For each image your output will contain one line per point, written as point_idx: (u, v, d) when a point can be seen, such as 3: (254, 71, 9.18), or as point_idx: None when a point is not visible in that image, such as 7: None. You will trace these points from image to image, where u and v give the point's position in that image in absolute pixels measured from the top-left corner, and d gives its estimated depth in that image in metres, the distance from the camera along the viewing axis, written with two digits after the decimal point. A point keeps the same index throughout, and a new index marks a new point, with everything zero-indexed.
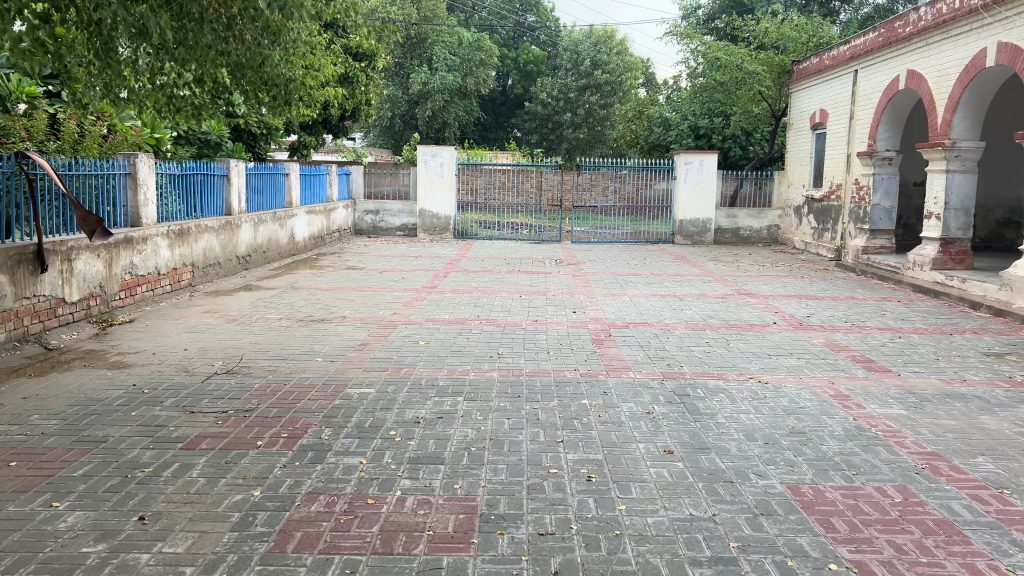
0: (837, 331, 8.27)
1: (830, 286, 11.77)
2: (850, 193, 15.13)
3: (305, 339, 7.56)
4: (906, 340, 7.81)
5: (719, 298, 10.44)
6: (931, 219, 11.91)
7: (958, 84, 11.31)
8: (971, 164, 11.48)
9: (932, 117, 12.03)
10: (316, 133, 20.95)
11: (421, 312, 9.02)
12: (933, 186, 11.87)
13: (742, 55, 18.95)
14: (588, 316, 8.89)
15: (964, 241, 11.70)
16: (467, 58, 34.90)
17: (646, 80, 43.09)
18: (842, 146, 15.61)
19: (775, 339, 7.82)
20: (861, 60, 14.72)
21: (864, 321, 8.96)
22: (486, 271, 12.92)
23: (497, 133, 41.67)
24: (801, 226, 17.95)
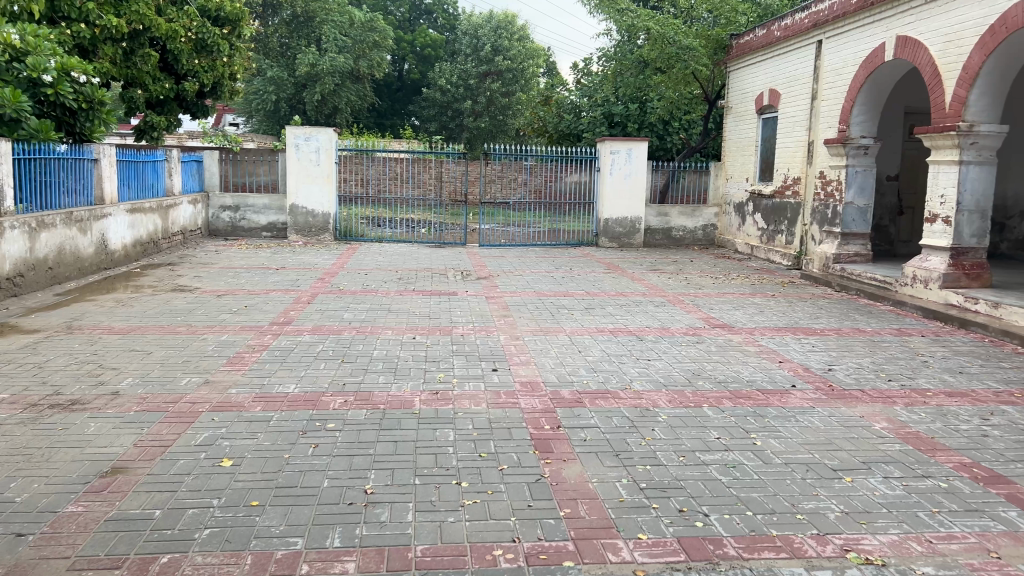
0: (893, 404, 5.43)
1: (818, 311, 9.07)
2: (812, 189, 12.59)
3: (6, 460, 4.10)
4: (1009, 424, 5.01)
5: (690, 337, 7.49)
6: (935, 223, 9.37)
7: (977, 51, 8.70)
8: (988, 154, 8.98)
9: (936, 94, 9.44)
10: (171, 113, 15.12)
11: (249, 381, 5.64)
12: (938, 181, 9.33)
13: (674, 27, 16.10)
14: (517, 382, 5.74)
15: (980, 251, 9.19)
16: (359, 39, 31.12)
17: (550, 67, 40.40)
18: (799, 131, 13.06)
19: (816, 428, 4.90)
20: (827, 28, 12.15)
21: (912, 379, 6.16)
22: (368, 292, 9.61)
23: (394, 120, 37.98)
24: (745, 226, 15.42)
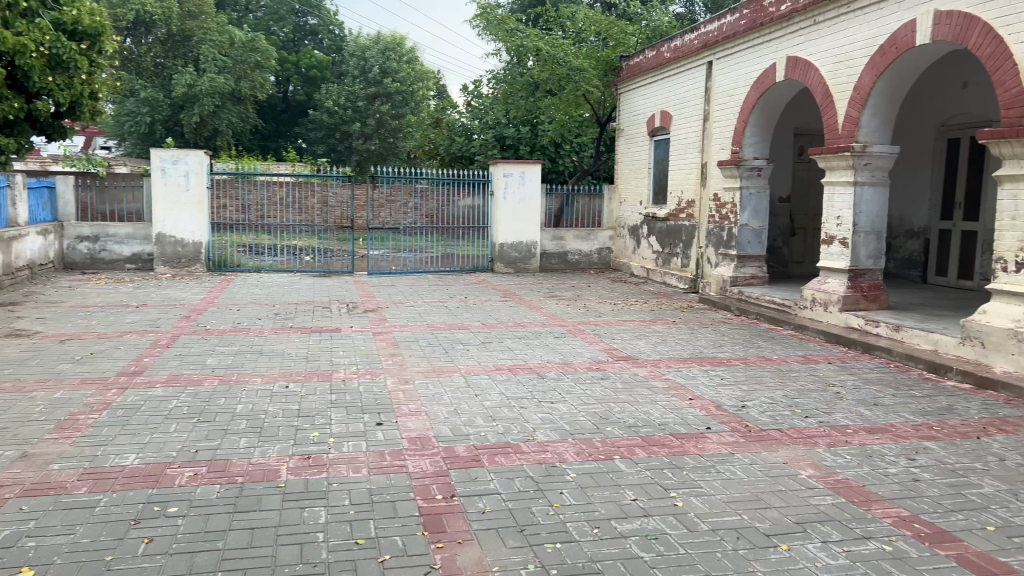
0: (815, 446, 5.01)
1: (721, 338, 8.75)
2: (707, 212, 12.44)
3: None
4: (936, 465, 4.66)
5: (595, 373, 6.94)
6: (832, 245, 9.26)
7: (868, 72, 8.62)
8: (882, 175, 8.93)
9: (828, 115, 9.35)
10: (21, 136, 12.21)
11: (78, 453, 4.66)
12: (833, 203, 9.24)
13: (565, 48, 15.80)
14: (405, 438, 4.99)
15: (876, 273, 9.11)
16: (241, 59, 29.57)
17: (440, 90, 39.84)
18: (692, 153, 12.91)
19: (739, 480, 4.39)
20: (717, 49, 12.07)
21: (828, 413, 5.79)
22: (240, 331, 8.62)
23: (279, 142, 36.44)
24: (640, 249, 15.21)
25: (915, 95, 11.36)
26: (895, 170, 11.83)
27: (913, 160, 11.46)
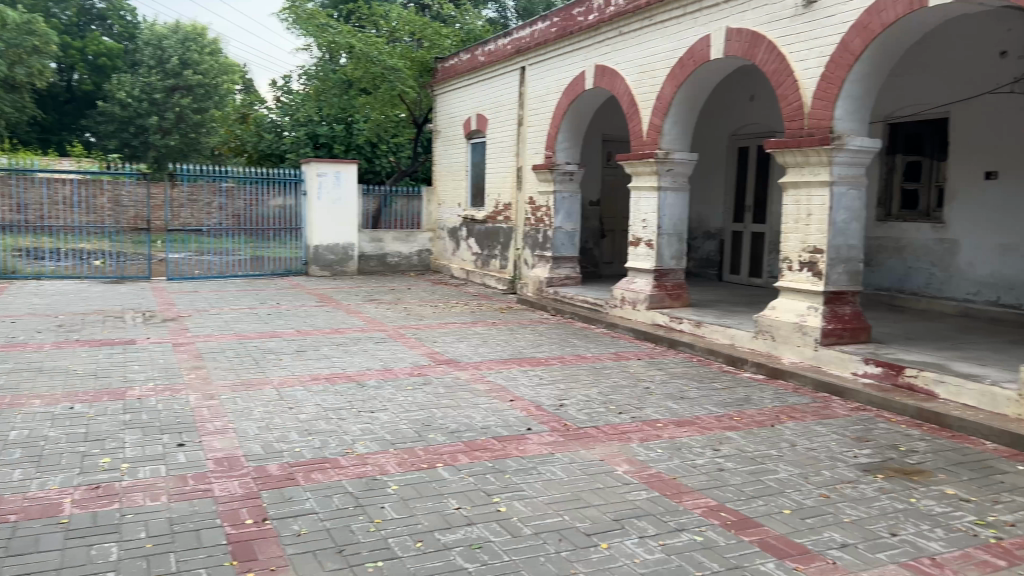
0: (630, 442, 5.17)
1: (539, 338, 8.91)
2: (522, 214, 12.66)
3: None
4: (738, 454, 4.96)
5: (415, 379, 6.81)
6: (639, 246, 9.71)
7: (669, 82, 9.10)
8: (683, 180, 9.47)
9: (633, 123, 9.79)
10: None
11: None
12: (640, 206, 9.69)
13: (378, 46, 15.53)
14: (210, 459, 4.62)
15: (679, 273, 9.65)
16: (14, 42, 26.48)
17: (247, 84, 37.92)
18: (508, 156, 13.11)
19: (560, 480, 4.43)
20: (529, 55, 12.32)
21: (641, 409, 6.02)
22: (16, 347, 7.67)
23: (62, 136, 33.16)
24: (459, 251, 15.25)
25: (711, 106, 12.18)
26: (694, 174, 12.64)
27: (709, 166, 12.31)
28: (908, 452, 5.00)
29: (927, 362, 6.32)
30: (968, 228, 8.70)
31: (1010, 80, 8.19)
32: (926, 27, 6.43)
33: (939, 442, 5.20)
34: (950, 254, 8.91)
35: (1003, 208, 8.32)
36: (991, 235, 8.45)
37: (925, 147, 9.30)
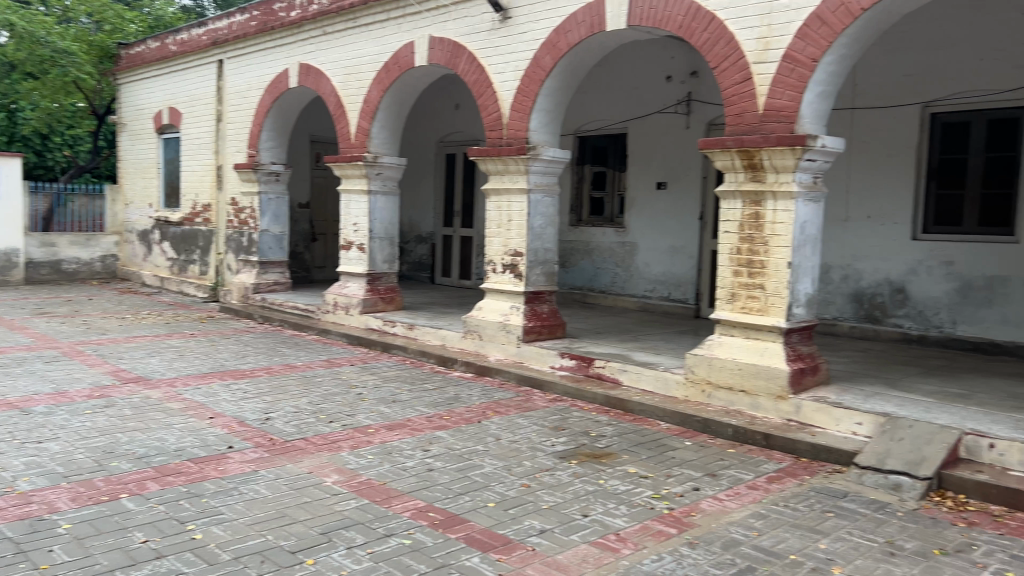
0: (339, 451, 5.06)
1: (244, 349, 8.42)
2: (225, 217, 11.90)
3: None
4: (446, 453, 5.06)
5: (96, 401, 6.08)
6: (350, 250, 9.59)
7: (375, 86, 9.08)
8: (391, 184, 9.52)
9: (340, 125, 9.64)
10: None
11: None
12: (349, 209, 9.58)
13: (45, 26, 13.71)
14: None
15: (390, 276, 9.68)
16: None
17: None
18: (206, 154, 12.26)
19: (263, 499, 4.20)
20: (227, 48, 11.63)
21: (351, 415, 5.92)
22: None
23: None
24: (152, 256, 13.97)
25: (418, 113, 12.44)
26: (403, 180, 12.82)
27: (417, 171, 12.53)
28: (598, 437, 5.46)
29: (613, 353, 6.96)
30: (644, 232, 9.75)
31: (674, 102, 9.31)
32: (604, 50, 7.08)
33: (624, 426, 5.74)
34: (631, 255, 9.92)
35: (671, 215, 9.44)
36: (663, 238, 9.55)
37: (608, 159, 10.26)
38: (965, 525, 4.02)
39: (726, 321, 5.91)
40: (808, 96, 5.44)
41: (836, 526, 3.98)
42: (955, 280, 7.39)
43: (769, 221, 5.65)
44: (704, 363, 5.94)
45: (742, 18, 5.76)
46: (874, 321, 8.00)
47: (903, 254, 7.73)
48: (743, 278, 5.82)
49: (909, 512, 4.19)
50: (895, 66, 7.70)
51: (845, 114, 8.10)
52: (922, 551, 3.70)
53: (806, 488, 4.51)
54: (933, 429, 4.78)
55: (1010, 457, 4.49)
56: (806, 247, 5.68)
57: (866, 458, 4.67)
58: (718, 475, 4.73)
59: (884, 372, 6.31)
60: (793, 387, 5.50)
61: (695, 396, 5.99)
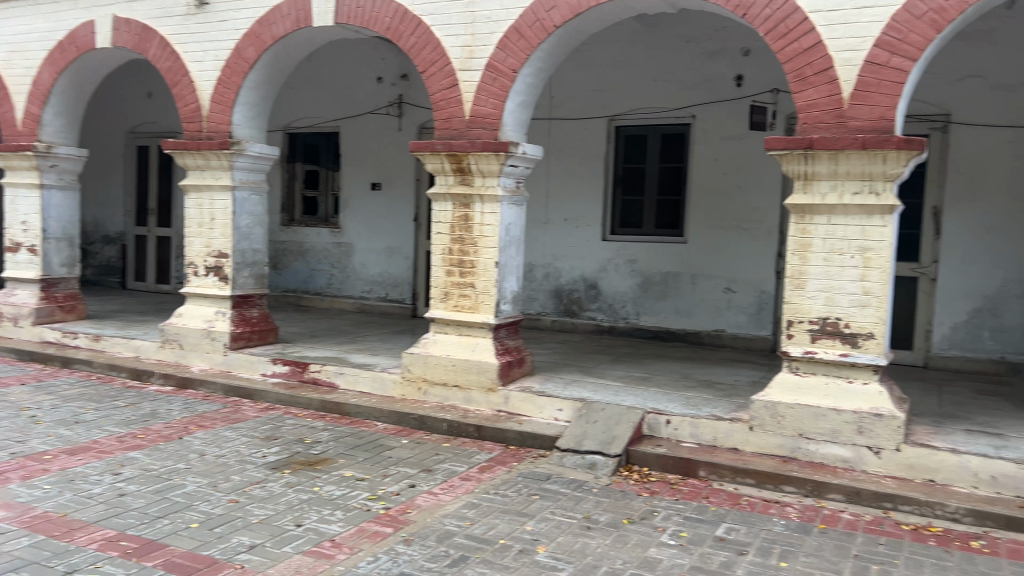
0: (5, 484, 4.39)
1: None
2: None
3: None
4: (141, 474, 4.62)
5: None
6: (20, 253, 8.39)
7: (46, 66, 8.01)
8: (71, 179, 8.48)
9: (3, 108, 8.38)
10: None
11: None
12: (18, 206, 8.38)
13: None
14: None
15: (72, 281, 8.63)
16: None
17: None
18: None
19: None
20: None
21: (21, 442, 5.16)
22: None
23: None
24: None
25: (103, 100, 11.24)
26: (86, 173, 11.51)
27: (103, 164, 11.33)
28: (311, 443, 5.31)
29: (328, 356, 6.82)
30: (358, 232, 9.70)
31: (385, 103, 9.36)
32: (311, 46, 6.90)
33: (339, 429, 5.65)
34: (346, 256, 9.82)
35: (384, 215, 9.49)
36: (377, 239, 9.57)
37: (320, 158, 10.05)
38: (648, 494, 4.51)
39: (440, 319, 6.05)
40: (509, 105, 5.75)
41: (541, 508, 4.25)
42: (638, 276, 8.27)
43: (477, 223, 5.89)
44: (418, 361, 6.04)
45: (447, 26, 5.93)
46: (571, 314, 8.70)
47: (596, 253, 8.49)
48: (454, 277, 6.00)
49: (603, 487, 4.60)
50: (585, 81, 8.41)
51: (544, 123, 8.69)
52: (613, 522, 4.08)
53: (515, 475, 4.77)
54: (622, 410, 5.30)
55: (683, 430, 5.13)
56: (511, 247, 6.00)
57: (566, 441, 5.05)
58: (433, 470, 4.83)
59: (581, 361, 6.88)
60: (502, 379, 5.79)
61: (411, 395, 6.07)
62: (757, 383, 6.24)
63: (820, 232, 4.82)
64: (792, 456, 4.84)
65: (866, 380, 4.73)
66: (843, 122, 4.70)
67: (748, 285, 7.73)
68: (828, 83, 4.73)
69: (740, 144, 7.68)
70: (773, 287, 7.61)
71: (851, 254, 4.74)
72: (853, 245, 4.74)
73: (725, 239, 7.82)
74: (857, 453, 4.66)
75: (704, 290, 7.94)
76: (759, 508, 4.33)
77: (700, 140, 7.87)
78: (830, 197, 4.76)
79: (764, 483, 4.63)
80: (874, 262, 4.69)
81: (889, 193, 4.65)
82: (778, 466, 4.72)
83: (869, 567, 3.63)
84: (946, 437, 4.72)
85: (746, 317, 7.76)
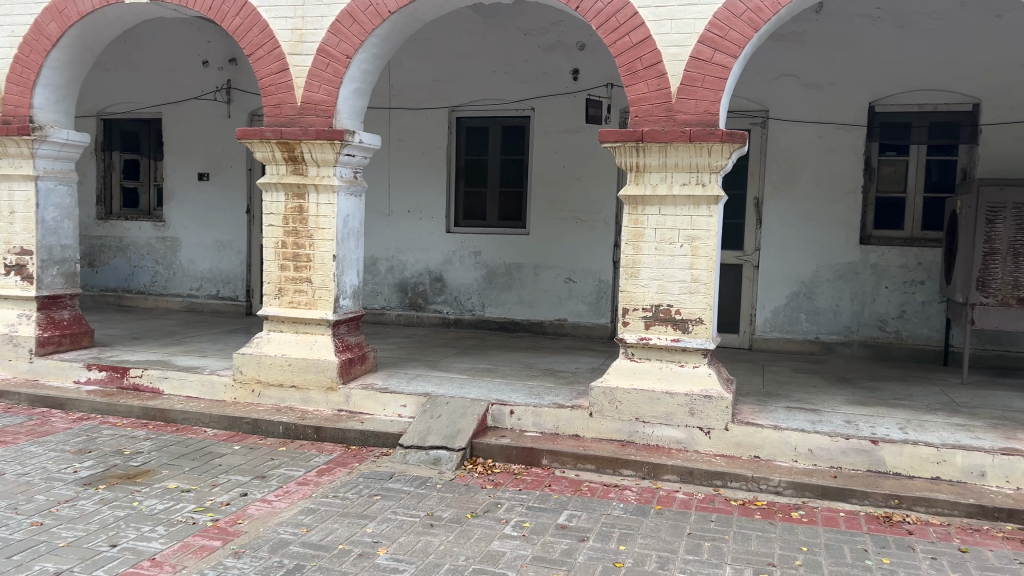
0: None
1: None
2: None
3: None
4: None
5: None
6: None
7: None
8: None
9: None
10: None
11: None
12: None
13: None
14: None
15: None
16: None
17: None
18: None
19: None
20: None
21: None
22: None
23: None
24: None
25: None
26: None
27: None
28: (131, 455, 4.89)
29: (150, 360, 6.33)
30: (185, 226, 9.11)
31: (212, 89, 8.81)
32: (125, 24, 6.36)
33: (163, 438, 5.24)
34: (172, 252, 9.19)
35: (214, 208, 8.96)
36: (207, 233, 9.02)
37: (140, 145, 9.34)
38: (491, 486, 4.48)
39: (275, 317, 5.75)
40: (343, 92, 5.54)
41: (382, 508, 4.11)
42: (482, 268, 8.26)
43: (312, 214, 5.63)
44: (252, 361, 5.71)
45: (275, 7, 5.62)
46: (416, 308, 8.57)
47: (439, 246, 8.40)
48: (289, 272, 5.71)
49: (446, 482, 4.52)
50: (425, 71, 8.28)
51: (383, 113, 8.48)
52: (457, 518, 4.01)
53: (355, 476, 4.60)
54: (465, 402, 5.25)
55: (526, 420, 5.15)
56: (349, 240, 5.79)
57: (409, 437, 4.94)
58: (267, 476, 4.57)
59: (425, 355, 6.78)
60: (342, 377, 5.58)
61: (244, 398, 5.74)
62: (596, 370, 6.39)
63: (652, 222, 4.96)
64: (630, 440, 4.97)
65: (697, 364, 4.92)
66: (671, 115, 4.85)
67: (588, 275, 7.91)
68: (658, 77, 4.87)
69: (577, 137, 7.83)
70: (611, 276, 7.83)
71: (681, 243, 4.92)
72: (683, 235, 4.91)
73: (565, 230, 7.96)
74: (690, 434, 4.85)
75: (547, 280, 8.05)
76: (599, 493, 4.41)
77: (539, 133, 7.95)
78: (661, 188, 4.91)
79: (604, 468, 4.72)
80: (702, 251, 4.88)
81: (714, 184, 4.85)
82: (617, 450, 4.83)
83: (702, 544, 3.76)
84: (768, 415, 5.01)
85: (586, 306, 7.94)
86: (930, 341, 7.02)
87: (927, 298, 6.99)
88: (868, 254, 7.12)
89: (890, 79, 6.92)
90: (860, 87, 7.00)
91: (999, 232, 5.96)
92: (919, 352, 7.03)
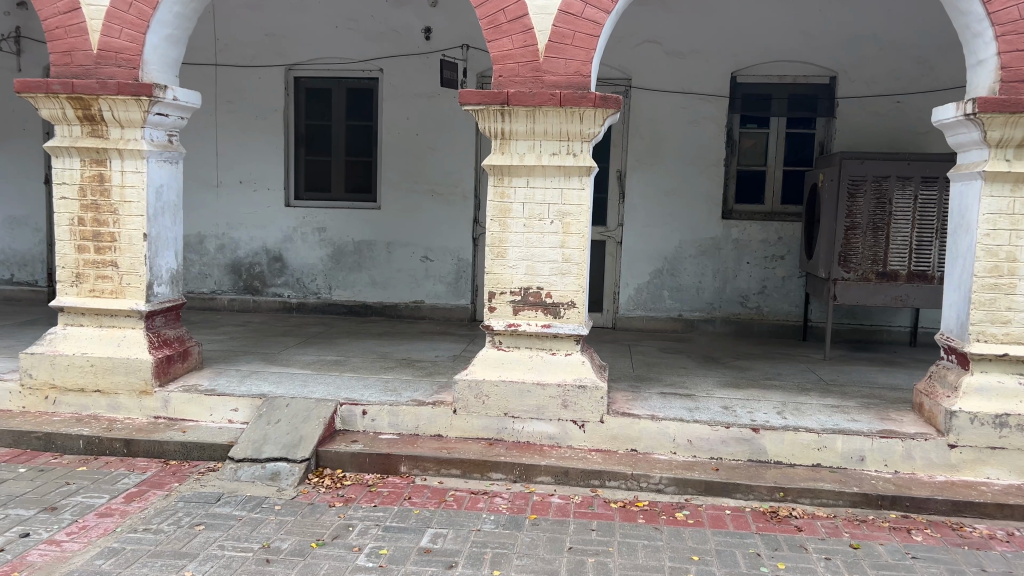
0: None
1: None
2: None
3: None
4: None
5: None
6: None
7: None
8: None
9: None
10: None
11: None
12: None
13: None
14: None
15: None
16: None
17: None
18: None
19: None
20: None
21: None
22: None
23: None
24: None
25: None
26: None
27: None
28: None
29: None
30: None
31: None
32: None
33: None
34: None
35: (5, 178, 7.63)
36: None
37: None
38: (342, 504, 3.84)
39: (73, 308, 4.78)
40: (151, 38, 4.64)
41: (205, 543, 3.38)
42: (327, 246, 7.49)
43: (116, 185, 4.70)
44: (43, 363, 4.74)
45: None
46: (253, 292, 7.68)
47: (278, 221, 7.53)
48: (88, 255, 4.76)
49: (287, 503, 3.83)
50: (256, 23, 7.32)
51: (208, 70, 7.46)
52: (299, 549, 3.36)
53: (172, 501, 3.81)
54: (308, 403, 4.55)
55: (380, 420, 4.53)
56: (163, 216, 4.90)
57: (241, 449, 4.19)
58: (57, 509, 3.70)
59: (263, 347, 5.98)
60: (159, 379, 4.73)
61: (36, 407, 4.77)
62: (458, 357, 5.85)
63: (519, 196, 4.44)
64: (498, 438, 4.47)
65: (569, 351, 4.48)
66: (539, 75, 4.33)
67: (445, 253, 7.33)
68: (523, 32, 4.33)
69: (430, 103, 7.19)
70: (469, 254, 7.30)
71: (551, 220, 4.43)
72: (553, 210, 4.43)
73: (419, 204, 7.32)
74: (563, 429, 4.41)
75: (401, 259, 7.40)
76: (466, 504, 3.87)
77: (389, 97, 7.24)
78: (528, 158, 4.39)
79: (470, 473, 4.20)
80: (574, 227, 4.42)
81: (586, 154, 4.38)
82: (484, 451, 4.31)
83: (586, 561, 3.31)
84: (643, 403, 4.65)
85: (444, 287, 7.38)
86: (790, 316, 6.99)
87: (786, 273, 6.94)
88: (730, 229, 6.97)
89: (751, 49, 6.74)
90: (722, 56, 6.78)
91: (860, 206, 5.89)
92: (780, 327, 6.98)
